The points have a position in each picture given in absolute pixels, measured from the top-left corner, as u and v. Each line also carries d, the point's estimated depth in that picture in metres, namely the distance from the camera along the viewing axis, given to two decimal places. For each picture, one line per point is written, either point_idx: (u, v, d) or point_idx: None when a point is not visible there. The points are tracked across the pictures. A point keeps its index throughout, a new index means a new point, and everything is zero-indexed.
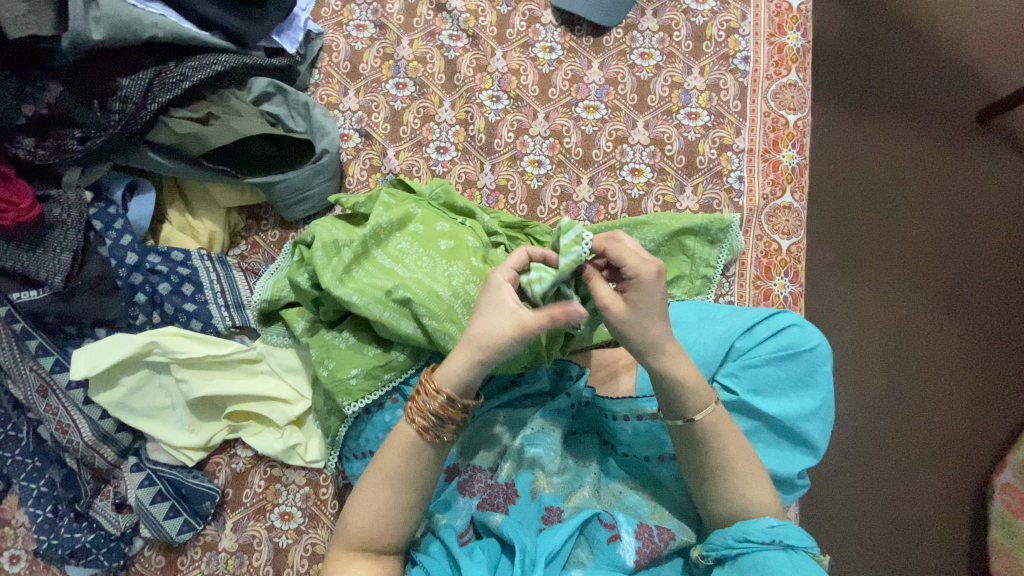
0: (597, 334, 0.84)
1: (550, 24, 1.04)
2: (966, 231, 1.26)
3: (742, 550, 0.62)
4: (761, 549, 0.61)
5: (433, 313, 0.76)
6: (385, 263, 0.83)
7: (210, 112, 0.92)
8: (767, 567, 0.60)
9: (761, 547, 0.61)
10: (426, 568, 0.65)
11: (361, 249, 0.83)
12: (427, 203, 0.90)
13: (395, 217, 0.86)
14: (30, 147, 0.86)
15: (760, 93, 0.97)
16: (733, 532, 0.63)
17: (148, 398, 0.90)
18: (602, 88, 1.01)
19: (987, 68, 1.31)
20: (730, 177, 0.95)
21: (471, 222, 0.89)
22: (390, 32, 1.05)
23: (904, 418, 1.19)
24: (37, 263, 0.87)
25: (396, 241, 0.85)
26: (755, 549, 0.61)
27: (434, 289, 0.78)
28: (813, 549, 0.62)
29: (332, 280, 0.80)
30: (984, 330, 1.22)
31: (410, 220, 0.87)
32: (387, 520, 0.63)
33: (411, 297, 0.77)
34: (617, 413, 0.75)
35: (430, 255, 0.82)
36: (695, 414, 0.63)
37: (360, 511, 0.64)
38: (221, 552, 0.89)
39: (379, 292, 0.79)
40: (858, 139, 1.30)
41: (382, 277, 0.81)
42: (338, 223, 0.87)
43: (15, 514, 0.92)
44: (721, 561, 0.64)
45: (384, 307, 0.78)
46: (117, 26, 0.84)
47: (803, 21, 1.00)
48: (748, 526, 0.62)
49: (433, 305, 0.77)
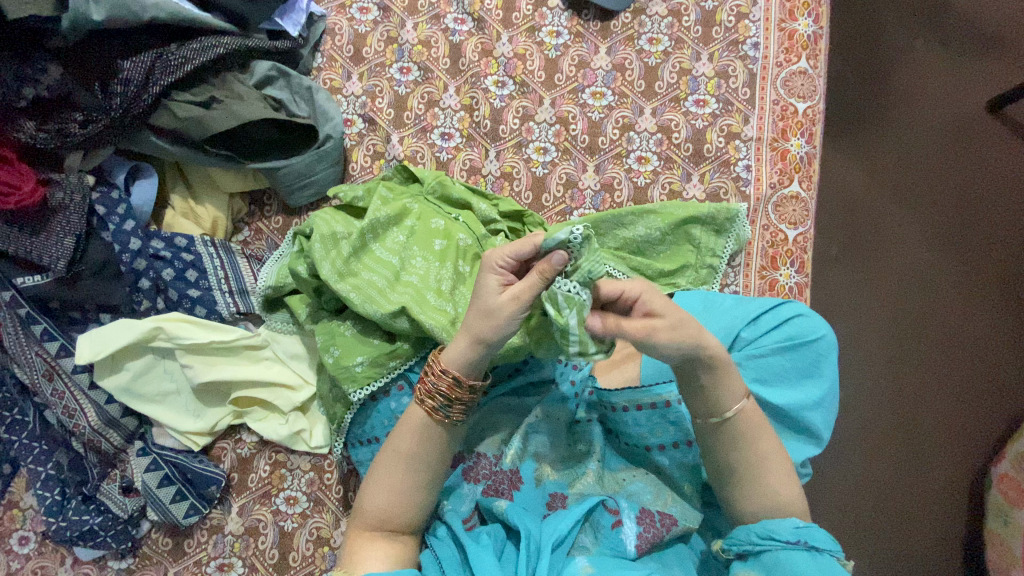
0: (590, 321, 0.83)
1: (557, 8, 1.02)
2: (972, 223, 1.25)
3: (765, 547, 0.62)
4: (783, 548, 0.61)
5: (427, 314, 0.76)
6: (384, 258, 0.84)
7: (212, 95, 0.91)
8: (788, 566, 0.60)
9: (785, 546, 0.61)
10: (437, 552, 0.67)
11: (359, 242, 0.83)
12: (430, 194, 0.90)
13: (395, 210, 0.87)
14: (31, 130, 0.84)
15: (770, 81, 0.96)
16: (757, 529, 0.63)
17: (153, 382, 0.91)
18: (609, 74, 0.99)
19: (999, 57, 1.29)
20: (738, 166, 0.94)
21: (465, 215, 0.89)
22: (394, 14, 1.03)
23: (905, 409, 1.19)
24: (41, 247, 0.85)
25: (393, 235, 0.86)
26: (776, 547, 0.61)
27: (425, 293, 0.80)
28: (840, 555, 0.61)
29: (331, 273, 0.80)
30: (987, 323, 1.22)
31: (408, 214, 0.88)
32: (395, 506, 0.64)
33: (406, 299, 0.78)
34: (616, 406, 0.75)
35: (425, 255, 0.84)
36: (728, 410, 0.63)
37: (369, 495, 0.65)
38: (228, 535, 0.90)
39: (377, 290, 0.80)
40: (865, 127, 1.28)
41: (380, 273, 0.82)
42: (338, 215, 0.87)
43: (23, 496, 0.92)
44: (743, 557, 0.64)
45: (378, 306, 0.78)
46: (117, 7, 0.82)
47: (815, 6, 0.98)
48: (773, 525, 0.62)
49: (427, 307, 0.78)
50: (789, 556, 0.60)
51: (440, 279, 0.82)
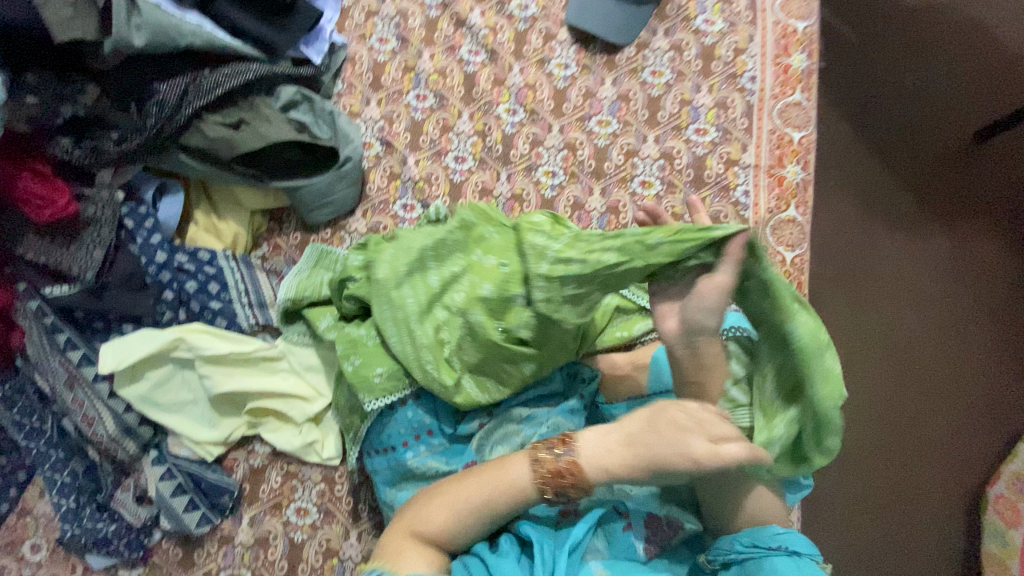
0: (609, 338, 0.90)
1: (565, 42, 1.08)
2: (962, 250, 1.30)
3: (748, 555, 0.65)
4: (764, 555, 0.64)
5: (435, 366, 0.78)
6: (434, 283, 0.80)
7: (241, 117, 0.95)
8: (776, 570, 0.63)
9: (766, 552, 0.64)
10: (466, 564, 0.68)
11: (418, 262, 0.82)
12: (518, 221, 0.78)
13: (472, 239, 0.81)
14: (67, 147, 0.89)
15: (766, 112, 1.02)
16: (741, 538, 0.66)
17: (171, 393, 0.93)
18: (615, 104, 1.05)
19: (981, 92, 1.36)
20: (737, 191, 1.00)
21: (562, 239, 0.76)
22: (412, 45, 1.10)
23: (902, 430, 1.23)
24: (72, 258, 0.90)
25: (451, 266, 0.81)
26: (760, 554, 0.64)
27: (443, 336, 0.79)
28: (817, 557, 0.65)
29: (380, 280, 0.82)
30: (981, 344, 1.26)
31: (487, 242, 0.80)
32: (428, 516, 0.67)
33: (424, 349, 0.79)
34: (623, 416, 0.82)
35: (480, 288, 0.77)
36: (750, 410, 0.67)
37: (416, 510, 0.69)
38: (238, 545, 0.91)
39: (404, 320, 0.80)
40: (854, 157, 1.35)
41: (417, 299, 0.80)
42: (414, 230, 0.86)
43: (37, 504, 0.94)
44: (726, 566, 0.67)
45: (398, 352, 0.80)
46: (158, 33, 0.88)
47: (808, 43, 1.04)
48: (754, 533, 0.66)
49: (435, 353, 0.78)
50: (774, 562, 0.63)
51: (504, 321, 0.75)
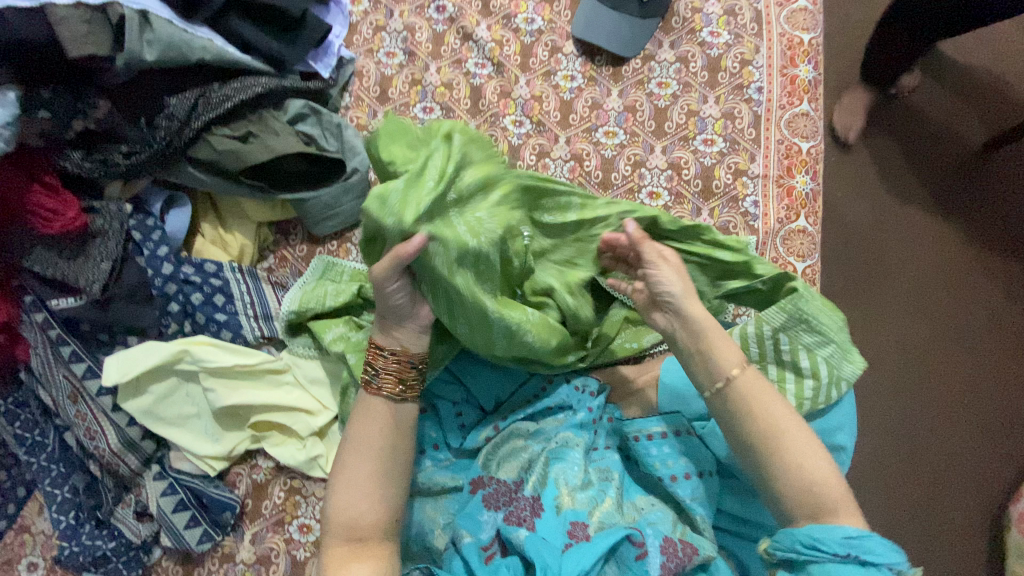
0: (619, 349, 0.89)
1: (571, 54, 1.09)
2: (975, 263, 1.28)
3: (810, 558, 0.57)
4: (830, 559, 0.56)
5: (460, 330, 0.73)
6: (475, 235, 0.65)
7: (249, 130, 0.96)
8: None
9: (831, 557, 0.57)
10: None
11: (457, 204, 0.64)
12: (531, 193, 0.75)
13: (511, 196, 0.70)
14: (77, 160, 0.89)
15: (774, 122, 1.02)
16: (800, 536, 0.59)
17: (175, 406, 0.92)
18: (621, 115, 1.05)
19: (991, 102, 1.35)
20: (746, 202, 0.99)
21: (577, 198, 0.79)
22: (419, 59, 1.10)
23: (917, 448, 1.19)
24: (78, 270, 0.90)
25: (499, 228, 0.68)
26: (824, 558, 0.57)
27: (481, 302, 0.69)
28: (898, 566, 0.56)
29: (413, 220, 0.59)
30: (997, 356, 1.24)
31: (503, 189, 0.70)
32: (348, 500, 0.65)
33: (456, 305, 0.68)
34: (642, 434, 0.79)
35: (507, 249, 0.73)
36: (731, 371, 0.66)
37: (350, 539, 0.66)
38: (239, 563, 0.89)
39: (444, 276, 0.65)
40: (862, 168, 1.33)
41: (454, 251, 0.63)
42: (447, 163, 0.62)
43: (35, 521, 0.93)
44: (788, 564, 0.60)
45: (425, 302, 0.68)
46: (169, 48, 0.88)
47: (814, 54, 1.05)
48: (820, 533, 0.58)
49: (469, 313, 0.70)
50: (839, 568, 0.56)
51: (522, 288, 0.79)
